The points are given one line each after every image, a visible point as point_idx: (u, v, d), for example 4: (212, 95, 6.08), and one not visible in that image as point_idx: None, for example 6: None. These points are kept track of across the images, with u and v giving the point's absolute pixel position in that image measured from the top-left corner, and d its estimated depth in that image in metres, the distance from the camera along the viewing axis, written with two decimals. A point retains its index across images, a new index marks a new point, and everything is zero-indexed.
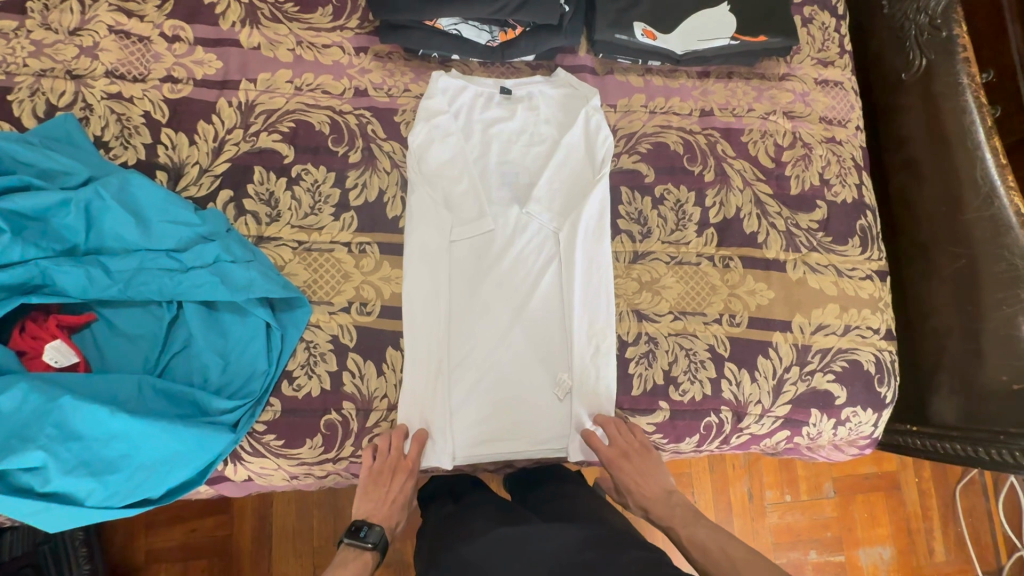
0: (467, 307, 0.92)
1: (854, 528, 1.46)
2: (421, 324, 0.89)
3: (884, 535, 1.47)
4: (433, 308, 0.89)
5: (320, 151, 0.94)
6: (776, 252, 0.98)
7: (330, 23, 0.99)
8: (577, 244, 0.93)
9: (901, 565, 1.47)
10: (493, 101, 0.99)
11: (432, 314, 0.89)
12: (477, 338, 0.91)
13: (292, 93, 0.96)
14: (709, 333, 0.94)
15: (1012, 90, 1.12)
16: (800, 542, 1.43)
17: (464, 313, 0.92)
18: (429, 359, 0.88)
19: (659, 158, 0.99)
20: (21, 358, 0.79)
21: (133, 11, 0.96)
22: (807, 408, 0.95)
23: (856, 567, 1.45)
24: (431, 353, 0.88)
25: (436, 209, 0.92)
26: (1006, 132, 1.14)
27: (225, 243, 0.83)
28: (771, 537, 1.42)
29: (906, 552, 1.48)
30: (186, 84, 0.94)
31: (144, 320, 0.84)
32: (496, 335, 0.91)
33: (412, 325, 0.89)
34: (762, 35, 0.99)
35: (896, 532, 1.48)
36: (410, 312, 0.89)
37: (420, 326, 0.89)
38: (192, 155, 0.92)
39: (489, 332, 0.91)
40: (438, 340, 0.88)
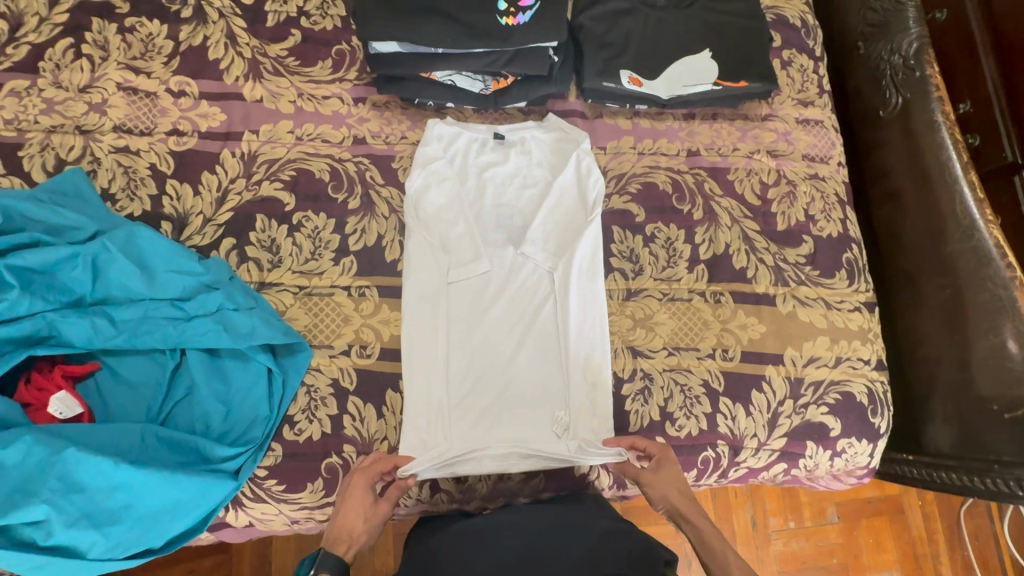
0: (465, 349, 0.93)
1: (860, 554, 1.45)
2: (422, 366, 0.90)
3: (890, 561, 1.46)
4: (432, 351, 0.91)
5: (320, 198, 0.97)
6: (766, 287, 1.00)
7: (329, 75, 1.03)
8: (571, 283, 0.95)
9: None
10: (487, 145, 1.02)
11: (432, 352, 0.91)
12: (476, 371, 0.93)
13: (293, 143, 0.99)
14: (703, 368, 0.96)
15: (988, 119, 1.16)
16: (806, 569, 1.42)
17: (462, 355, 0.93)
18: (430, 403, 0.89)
19: (649, 198, 1.02)
20: (25, 410, 0.80)
21: (141, 68, 1.00)
22: (803, 440, 0.96)
23: None
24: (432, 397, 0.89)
25: (433, 254, 0.95)
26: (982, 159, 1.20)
27: (227, 291, 0.86)
28: (777, 566, 1.41)
29: None
30: (191, 136, 0.98)
31: (147, 368, 0.86)
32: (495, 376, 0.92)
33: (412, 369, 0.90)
34: (743, 80, 1.03)
35: (902, 557, 1.47)
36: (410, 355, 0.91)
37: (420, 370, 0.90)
38: (196, 205, 0.95)
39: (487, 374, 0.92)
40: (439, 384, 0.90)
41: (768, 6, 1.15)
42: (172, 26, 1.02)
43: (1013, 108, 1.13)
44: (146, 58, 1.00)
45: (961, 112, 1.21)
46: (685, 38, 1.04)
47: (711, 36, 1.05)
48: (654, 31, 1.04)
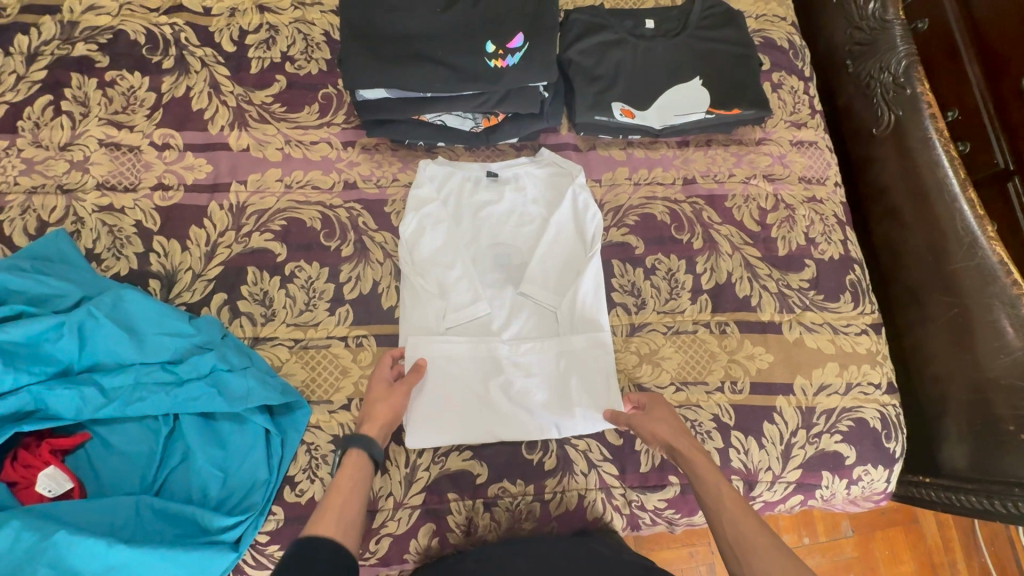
0: (471, 386, 0.88)
1: (877, 567, 1.40)
2: (425, 409, 0.86)
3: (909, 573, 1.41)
4: (435, 390, 0.87)
5: (312, 247, 0.95)
6: (771, 314, 0.98)
7: (317, 120, 1.01)
8: (576, 322, 0.93)
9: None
10: (481, 183, 1.00)
11: (431, 381, 0.88)
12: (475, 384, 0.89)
13: (282, 191, 0.97)
14: (713, 403, 0.94)
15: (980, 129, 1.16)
16: None
17: (465, 393, 0.88)
18: (435, 440, 0.86)
19: (648, 230, 1.01)
20: (13, 489, 0.77)
21: (123, 122, 0.97)
22: (818, 471, 0.94)
23: None
24: (436, 432, 0.86)
25: (430, 294, 0.92)
26: (975, 168, 1.19)
27: (221, 351, 0.83)
28: None
29: None
30: (177, 189, 0.95)
31: (140, 436, 0.82)
32: (502, 411, 0.87)
33: (415, 412, 0.86)
34: (735, 108, 1.02)
35: (920, 569, 1.42)
36: (414, 403, 0.86)
37: (423, 411, 0.86)
38: (185, 261, 0.92)
39: (494, 409, 0.87)
40: (442, 424, 0.86)
41: (755, 29, 1.15)
42: (153, 78, 1.00)
43: (1004, 116, 1.13)
44: (128, 112, 0.98)
45: (950, 120, 1.21)
46: (674, 67, 1.04)
47: (700, 64, 1.04)
48: (644, 62, 1.04)
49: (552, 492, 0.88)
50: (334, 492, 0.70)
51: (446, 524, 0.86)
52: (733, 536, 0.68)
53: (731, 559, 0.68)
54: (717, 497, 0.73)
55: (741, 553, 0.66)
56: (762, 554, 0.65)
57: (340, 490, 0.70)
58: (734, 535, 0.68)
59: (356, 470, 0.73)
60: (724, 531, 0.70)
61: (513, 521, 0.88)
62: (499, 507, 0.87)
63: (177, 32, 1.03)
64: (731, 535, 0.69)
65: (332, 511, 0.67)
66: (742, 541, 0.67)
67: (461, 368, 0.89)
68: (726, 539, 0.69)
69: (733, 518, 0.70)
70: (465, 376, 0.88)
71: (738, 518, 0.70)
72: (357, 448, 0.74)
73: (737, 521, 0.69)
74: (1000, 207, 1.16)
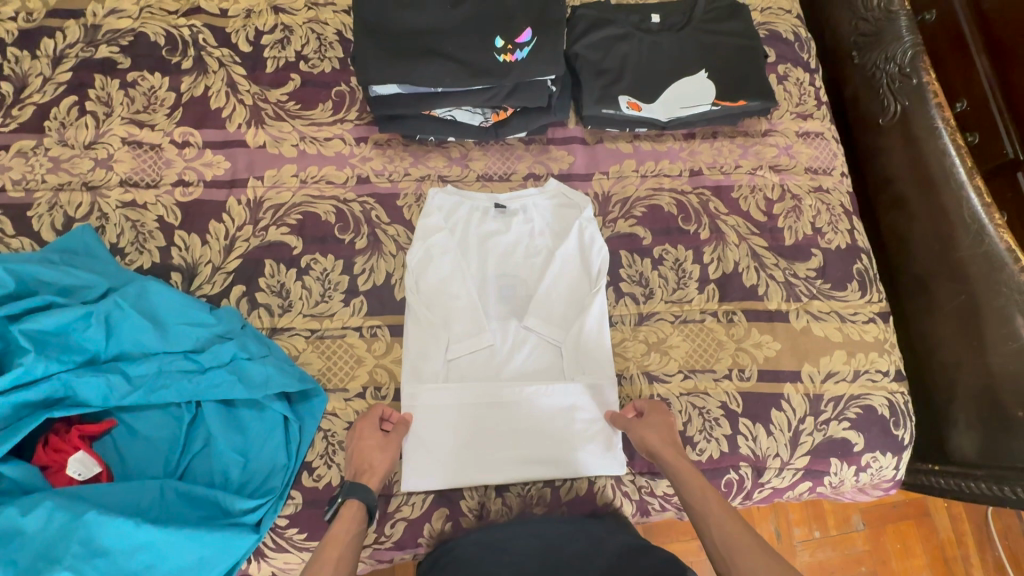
0: (474, 422, 0.89)
1: (888, 560, 1.40)
2: (426, 443, 0.88)
3: (921, 567, 1.41)
4: (435, 430, 0.88)
5: (327, 240, 0.97)
6: (778, 303, 0.99)
7: (330, 116, 1.04)
8: (581, 363, 0.93)
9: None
10: (489, 214, 1.00)
11: (430, 421, 0.88)
12: (474, 424, 0.89)
13: (297, 186, 1.00)
14: (720, 390, 0.95)
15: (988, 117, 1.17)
16: None
17: (467, 428, 0.89)
18: (429, 478, 0.87)
19: (655, 221, 1.03)
20: (44, 473, 0.80)
21: (145, 121, 1.01)
22: (826, 457, 0.95)
23: None
24: (430, 470, 0.87)
25: (434, 325, 0.92)
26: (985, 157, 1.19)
27: (241, 341, 0.86)
28: None
29: None
30: (197, 186, 0.98)
31: (164, 423, 0.85)
32: (504, 448, 0.88)
33: (414, 446, 0.87)
34: (741, 100, 1.03)
35: (932, 562, 1.41)
36: (413, 441, 0.88)
37: (423, 446, 0.88)
38: (205, 254, 0.95)
39: (495, 445, 0.88)
40: (438, 462, 0.87)
41: (761, 22, 1.16)
42: (173, 78, 1.03)
43: (1011, 103, 1.13)
44: (149, 111, 1.01)
45: (958, 111, 1.21)
46: (680, 60, 1.05)
47: (707, 57, 1.05)
48: (650, 56, 1.05)
49: (563, 479, 0.90)
50: (328, 547, 0.70)
51: (459, 509, 0.88)
52: (722, 539, 0.69)
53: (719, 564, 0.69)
54: (704, 496, 0.75)
55: (726, 556, 0.68)
56: (749, 556, 0.66)
57: (336, 543, 0.70)
58: (720, 539, 0.70)
59: (351, 520, 0.74)
60: (712, 536, 0.71)
61: (524, 506, 0.89)
62: (510, 493, 0.90)
63: (195, 33, 1.06)
64: (720, 537, 0.70)
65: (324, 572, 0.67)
66: (731, 545, 0.68)
67: (462, 406, 0.89)
68: (715, 544, 0.70)
69: (719, 519, 0.71)
70: (466, 410, 0.89)
71: (723, 518, 0.71)
72: (356, 499, 0.75)
73: (723, 521, 0.71)
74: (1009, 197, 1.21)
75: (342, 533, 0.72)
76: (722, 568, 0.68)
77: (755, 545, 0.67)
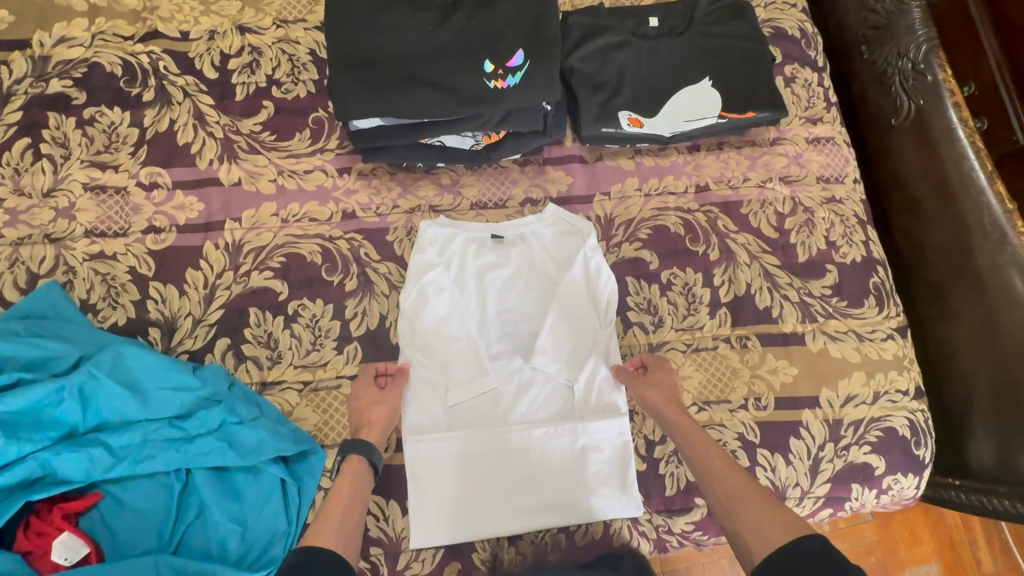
0: (482, 470, 0.84)
1: (897, 549, 1.33)
2: (432, 495, 0.83)
3: (929, 554, 1.33)
4: (441, 481, 0.84)
5: (315, 283, 0.91)
6: (793, 325, 0.95)
7: (309, 147, 0.96)
8: (592, 403, 0.88)
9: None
10: (486, 246, 0.94)
11: (435, 473, 0.84)
12: (481, 473, 0.84)
13: (278, 226, 0.93)
14: (737, 421, 0.91)
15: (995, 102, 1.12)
16: None
17: (474, 476, 0.84)
18: (436, 532, 0.83)
19: (662, 243, 0.97)
20: (27, 559, 0.74)
21: (107, 162, 0.93)
22: (847, 484, 0.92)
23: None
24: (438, 524, 0.83)
25: (434, 371, 0.87)
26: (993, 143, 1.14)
27: (229, 404, 0.81)
28: None
29: (954, 568, 1.33)
30: (169, 231, 0.91)
31: (153, 492, 0.80)
32: (516, 494, 0.84)
33: (419, 500, 0.83)
34: (749, 111, 0.96)
35: (941, 548, 1.34)
36: (419, 494, 0.83)
37: (429, 497, 0.83)
38: (184, 306, 0.89)
39: (505, 491, 0.84)
40: (445, 515, 0.83)
41: (765, 19, 1.08)
42: (134, 112, 0.95)
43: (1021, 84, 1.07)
44: (112, 150, 0.93)
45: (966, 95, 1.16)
46: (682, 67, 0.97)
47: (712, 64, 0.98)
48: (650, 65, 0.97)
49: (577, 524, 0.86)
50: (333, 499, 0.72)
51: (471, 562, 0.84)
52: (724, 492, 0.71)
53: (722, 519, 0.71)
54: (706, 457, 0.76)
55: (730, 511, 0.69)
56: (750, 506, 0.68)
57: (340, 496, 0.73)
58: (724, 495, 0.71)
59: (353, 476, 0.76)
60: (715, 490, 0.73)
61: (538, 553, 0.85)
62: (523, 541, 0.86)
63: (155, 60, 0.97)
64: (721, 492, 0.72)
65: (332, 519, 0.69)
66: (733, 497, 0.70)
67: (468, 454, 0.84)
68: (717, 498, 0.72)
69: (720, 473, 0.73)
70: (473, 459, 0.84)
71: (725, 472, 0.73)
72: (356, 455, 0.77)
73: (725, 476, 0.73)
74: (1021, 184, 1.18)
75: (347, 485, 0.75)
76: (726, 521, 0.69)
77: (758, 496, 0.69)
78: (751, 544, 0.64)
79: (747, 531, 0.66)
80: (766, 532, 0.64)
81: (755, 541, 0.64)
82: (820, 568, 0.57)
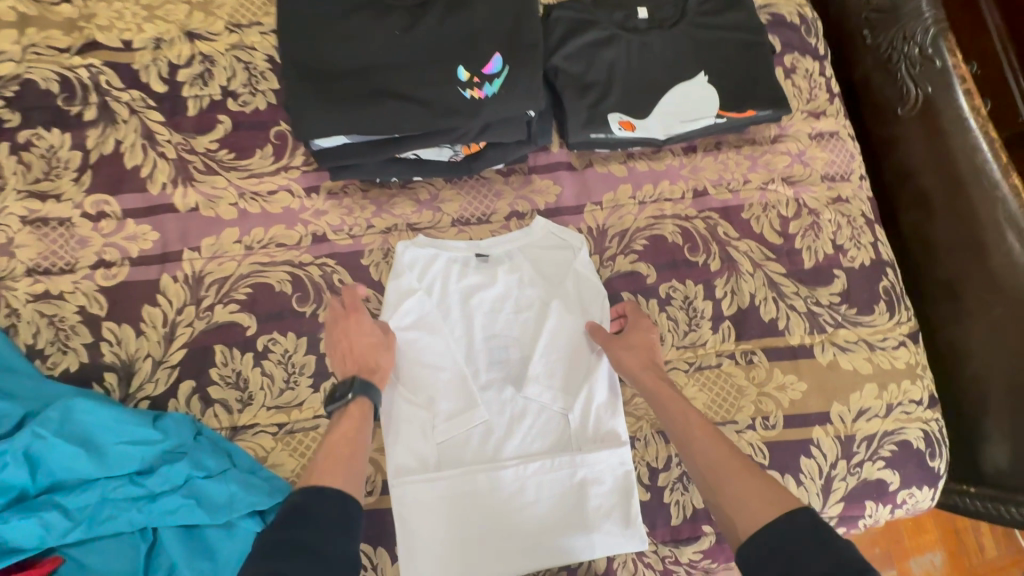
0: (476, 510, 0.78)
1: (900, 538, 1.25)
2: (422, 542, 0.77)
3: (933, 541, 1.26)
4: (431, 525, 0.78)
5: (285, 315, 0.84)
6: (801, 337, 0.89)
7: (271, 164, 0.88)
8: (589, 432, 0.83)
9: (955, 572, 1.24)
10: (469, 266, 0.87)
11: (424, 519, 0.77)
12: (474, 514, 0.78)
13: (242, 254, 0.85)
14: (744, 443, 0.86)
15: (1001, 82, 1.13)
16: None
17: (466, 517, 0.78)
18: None
19: (659, 254, 0.90)
20: None
21: (47, 191, 0.84)
22: (860, 501, 0.87)
23: None
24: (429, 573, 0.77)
25: (419, 406, 0.81)
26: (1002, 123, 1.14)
27: (195, 457, 0.74)
28: None
29: (958, 554, 1.26)
30: (122, 265, 0.83)
31: (118, 553, 0.72)
32: (512, 534, 0.78)
33: (409, 549, 0.76)
34: (749, 110, 0.89)
35: (944, 534, 1.27)
36: (407, 542, 0.77)
37: (419, 545, 0.77)
38: (142, 347, 0.81)
39: (501, 531, 0.78)
40: (437, 562, 0.77)
41: (761, 5, 1.01)
42: (75, 133, 0.86)
43: None
44: (52, 177, 0.85)
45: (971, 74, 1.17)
46: (676, 62, 0.89)
47: (707, 58, 0.90)
48: (641, 61, 0.89)
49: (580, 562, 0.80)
50: (339, 440, 0.69)
51: None
52: (704, 461, 0.66)
53: (704, 488, 0.65)
54: (686, 423, 0.71)
55: (713, 483, 0.64)
56: (736, 477, 0.63)
57: (345, 440, 0.70)
58: (707, 466, 0.66)
59: (359, 418, 0.73)
60: (694, 459, 0.68)
61: None
62: None
63: (95, 74, 0.88)
64: (703, 463, 0.66)
65: (336, 462, 0.66)
66: (714, 468, 0.65)
67: (460, 495, 0.78)
68: (696, 469, 0.67)
69: (701, 442, 0.68)
70: (464, 499, 0.78)
71: (705, 441, 0.68)
72: (364, 397, 0.74)
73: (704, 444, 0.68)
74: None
75: (350, 427, 0.71)
76: (707, 495, 0.64)
77: (743, 467, 0.64)
78: (737, 520, 0.60)
79: (732, 505, 0.61)
80: (752, 507, 0.59)
81: (741, 516, 0.59)
82: (814, 543, 0.53)
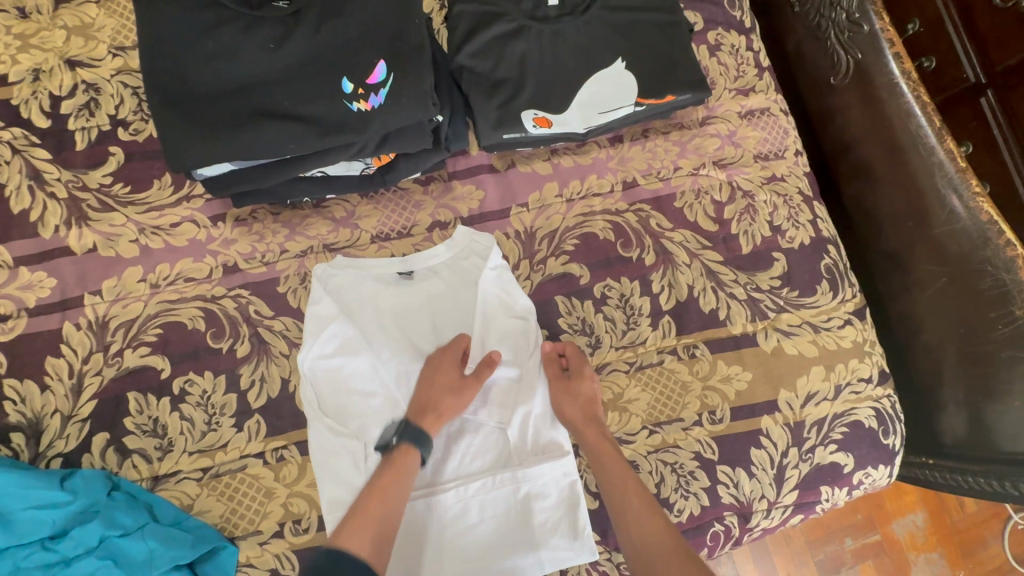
0: (415, 538, 0.75)
1: (882, 503, 1.23)
2: None
3: (913, 503, 1.25)
4: None
5: (200, 354, 0.79)
6: (743, 325, 0.87)
7: (172, 195, 0.83)
8: (531, 445, 0.79)
9: (936, 531, 1.24)
10: (393, 285, 0.83)
11: None
12: (415, 542, 0.75)
13: (148, 293, 0.80)
14: (692, 440, 0.83)
15: (942, 38, 1.10)
16: (833, 532, 1.20)
17: (408, 542, 0.75)
18: None
19: (591, 253, 0.87)
20: None
21: None
22: (816, 487, 0.85)
23: (893, 543, 1.22)
24: None
25: (348, 437, 0.75)
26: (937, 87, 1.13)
27: (110, 515, 0.68)
28: (803, 537, 1.19)
29: (938, 512, 1.25)
30: (18, 317, 0.78)
31: None
32: (455, 560, 0.75)
33: None
34: (669, 94, 0.85)
35: (924, 493, 1.25)
36: None
37: None
38: (48, 402, 0.76)
39: (444, 559, 0.75)
40: None
41: None
42: None
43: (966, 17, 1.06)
44: None
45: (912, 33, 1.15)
46: (590, 49, 0.85)
47: (623, 43, 0.86)
48: (554, 51, 0.85)
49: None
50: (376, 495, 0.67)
51: None
52: (640, 535, 0.67)
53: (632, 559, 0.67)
54: (622, 490, 0.71)
55: (645, 562, 0.65)
56: (670, 561, 0.64)
57: (381, 494, 0.67)
58: (639, 542, 0.67)
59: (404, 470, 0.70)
60: (628, 532, 0.68)
61: None
62: None
63: None
64: (637, 538, 0.67)
65: (365, 521, 0.64)
66: (647, 546, 0.66)
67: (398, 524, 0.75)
68: (631, 545, 0.67)
69: (636, 514, 0.69)
70: (405, 523, 0.75)
71: (640, 509, 0.70)
72: (409, 444, 0.72)
73: (639, 515, 0.69)
74: (973, 127, 1.09)
75: (391, 478, 0.69)
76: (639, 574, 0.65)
77: (676, 546, 0.65)
78: None
79: None
80: None
81: None
82: None
